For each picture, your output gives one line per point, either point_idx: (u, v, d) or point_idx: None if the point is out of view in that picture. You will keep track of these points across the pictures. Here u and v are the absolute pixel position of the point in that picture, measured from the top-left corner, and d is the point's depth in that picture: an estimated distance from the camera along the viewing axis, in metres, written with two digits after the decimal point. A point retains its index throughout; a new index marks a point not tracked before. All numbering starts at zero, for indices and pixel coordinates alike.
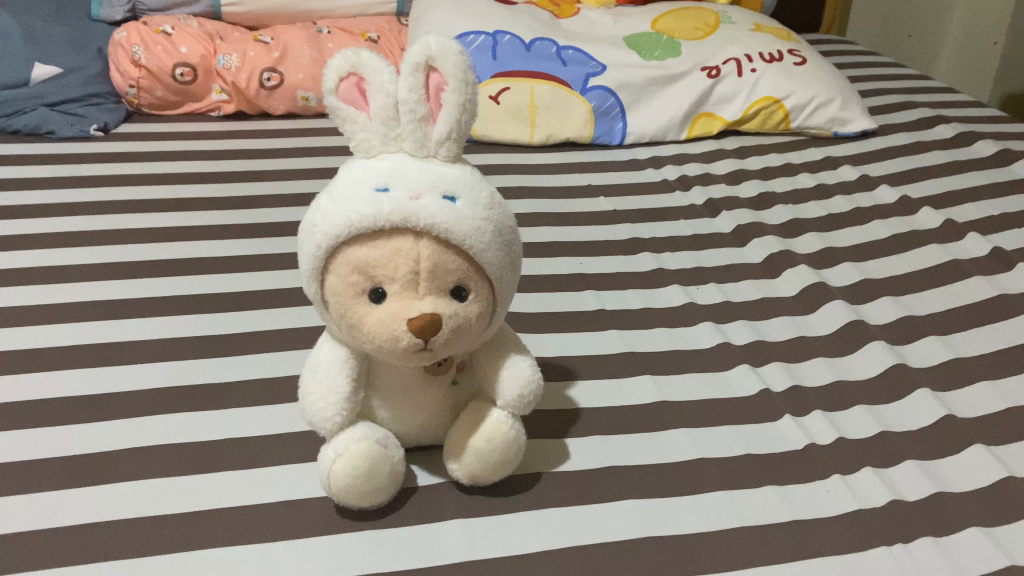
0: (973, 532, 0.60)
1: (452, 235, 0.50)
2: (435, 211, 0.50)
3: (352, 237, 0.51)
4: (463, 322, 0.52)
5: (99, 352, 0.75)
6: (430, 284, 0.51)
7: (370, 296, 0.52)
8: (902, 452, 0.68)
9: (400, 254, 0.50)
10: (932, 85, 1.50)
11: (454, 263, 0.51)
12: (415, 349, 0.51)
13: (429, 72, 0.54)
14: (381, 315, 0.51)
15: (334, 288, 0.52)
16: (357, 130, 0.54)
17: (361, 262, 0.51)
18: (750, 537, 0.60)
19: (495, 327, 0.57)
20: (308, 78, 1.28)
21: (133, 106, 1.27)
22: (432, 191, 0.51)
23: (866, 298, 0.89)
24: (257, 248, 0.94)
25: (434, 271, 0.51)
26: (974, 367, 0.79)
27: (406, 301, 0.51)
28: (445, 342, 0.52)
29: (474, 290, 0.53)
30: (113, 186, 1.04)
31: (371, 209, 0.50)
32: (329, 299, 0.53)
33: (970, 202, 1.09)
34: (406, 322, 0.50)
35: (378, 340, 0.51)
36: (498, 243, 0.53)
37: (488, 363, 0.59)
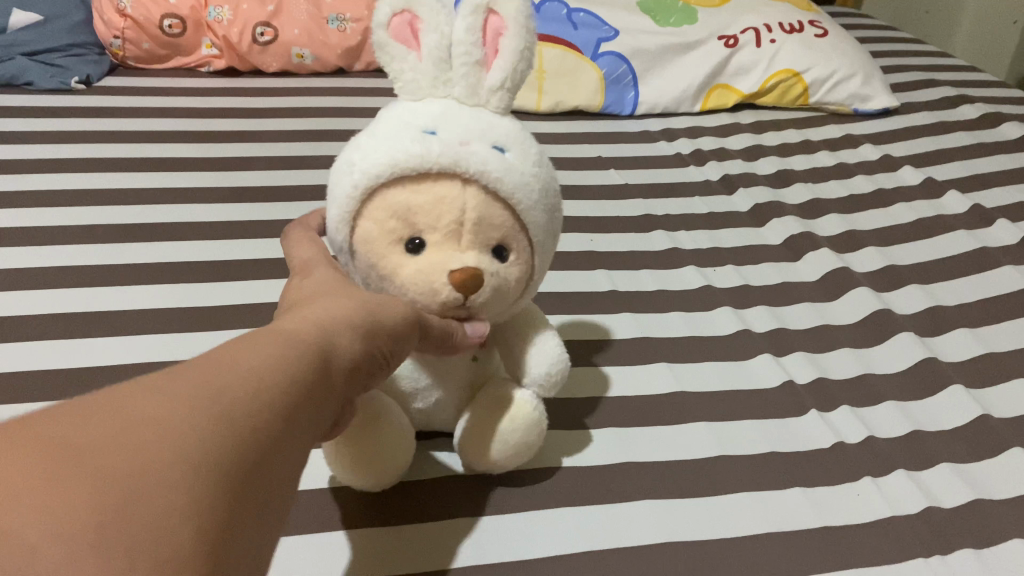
0: (1016, 544, 0.56)
1: (502, 186, 0.45)
2: (487, 157, 0.44)
3: (393, 180, 0.45)
4: (503, 283, 0.47)
5: (71, 323, 0.69)
6: (474, 238, 0.45)
7: (406, 246, 0.46)
8: (935, 453, 0.64)
9: (446, 202, 0.44)
10: (953, 63, 1.44)
11: (500, 218, 0.46)
12: (451, 305, 0.45)
13: (489, 16, 0.49)
14: (417, 266, 0.45)
15: (366, 234, 0.46)
16: (404, 68, 0.48)
17: (403, 207, 0.45)
18: (775, 543, 0.56)
19: (528, 298, 0.52)
20: (304, 34, 1.22)
21: (118, 58, 1.19)
22: (481, 139, 0.46)
23: (891, 286, 0.85)
24: (245, 215, 0.88)
25: (479, 224, 0.45)
26: (1008, 363, 0.74)
27: (448, 253, 0.45)
28: (482, 304, 0.46)
29: (515, 250, 0.47)
30: (95, 143, 0.98)
31: (419, 148, 0.44)
32: (358, 248, 0.47)
33: (997, 187, 1.04)
34: (448, 274, 0.44)
35: (410, 293, 0.45)
36: (545, 204, 0.47)
37: (516, 339, 0.55)
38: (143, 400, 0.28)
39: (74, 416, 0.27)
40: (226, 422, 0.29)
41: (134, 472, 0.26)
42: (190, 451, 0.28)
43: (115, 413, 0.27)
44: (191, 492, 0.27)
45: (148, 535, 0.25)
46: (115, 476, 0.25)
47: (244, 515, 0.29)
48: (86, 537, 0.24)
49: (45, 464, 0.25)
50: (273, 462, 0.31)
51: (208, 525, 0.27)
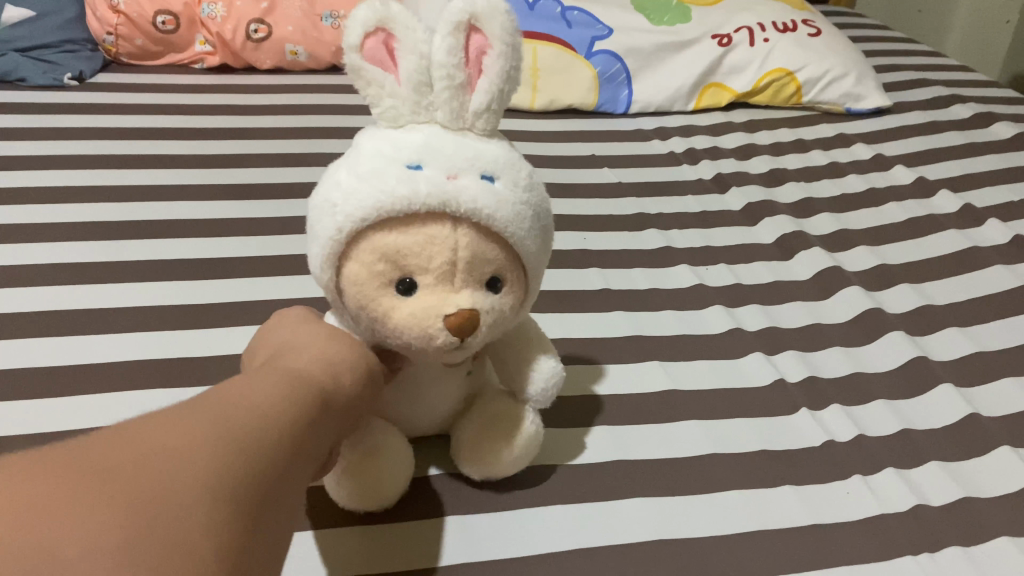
0: (1004, 542, 0.57)
1: (494, 222, 0.45)
2: (478, 195, 0.44)
3: (381, 222, 0.45)
4: (498, 316, 0.47)
5: (64, 321, 0.69)
6: (468, 275, 0.46)
7: (396, 287, 0.45)
8: (925, 451, 0.64)
9: (436, 243, 0.44)
10: (945, 62, 1.45)
11: (492, 253, 0.46)
12: (446, 347, 0.46)
13: (469, 33, 0.48)
14: (411, 309, 0.45)
15: (353, 276, 0.46)
16: (383, 95, 0.48)
17: (391, 249, 0.44)
18: (766, 542, 0.56)
19: (519, 318, 0.51)
20: (298, 31, 1.22)
21: (111, 54, 1.19)
22: (470, 171, 0.46)
23: (883, 285, 0.85)
24: (239, 211, 0.87)
25: (472, 262, 0.45)
26: (998, 363, 0.75)
27: (442, 294, 0.45)
28: (479, 339, 0.47)
29: (508, 281, 0.48)
30: (87, 139, 0.98)
31: (405, 190, 0.43)
32: (346, 288, 0.47)
33: (988, 187, 1.04)
34: (442, 318, 0.44)
35: (405, 337, 0.46)
36: (537, 229, 0.48)
37: (512, 355, 0.55)
38: (163, 433, 0.31)
39: (97, 446, 0.29)
40: (240, 452, 0.32)
41: (158, 494, 0.28)
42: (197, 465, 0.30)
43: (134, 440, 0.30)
44: (210, 510, 0.29)
45: (173, 549, 0.27)
46: (141, 495, 0.28)
47: (259, 539, 0.31)
48: (117, 548, 0.26)
49: (76, 484, 0.27)
50: (284, 491, 0.34)
51: (227, 542, 0.29)
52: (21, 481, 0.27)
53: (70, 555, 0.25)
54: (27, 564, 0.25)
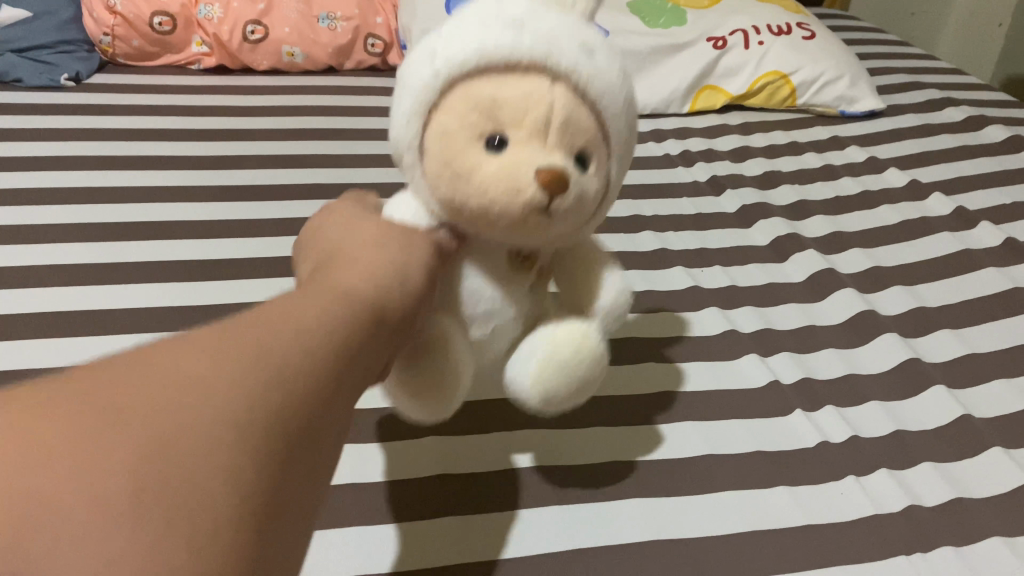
0: (995, 543, 0.57)
1: (591, 86, 0.44)
2: (578, 55, 0.44)
3: (480, 70, 0.44)
4: (586, 194, 0.45)
5: (64, 321, 0.69)
6: (560, 139, 0.44)
7: (486, 143, 0.44)
8: (917, 452, 0.65)
9: (533, 97, 0.43)
10: (938, 66, 1.46)
11: (586, 121, 0.45)
12: (534, 209, 0.43)
13: None
14: (499, 163, 0.43)
15: (442, 127, 0.45)
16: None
17: (486, 99, 0.43)
18: (760, 542, 0.57)
19: (597, 222, 0.50)
20: (294, 32, 1.22)
21: (107, 55, 1.19)
22: (567, 33, 0.45)
23: (876, 287, 0.86)
24: (237, 213, 0.88)
25: (567, 124, 0.44)
26: (990, 365, 0.75)
27: (533, 151, 0.43)
28: (564, 214, 0.44)
29: (597, 160, 0.46)
30: (85, 140, 0.98)
31: (512, 37, 0.43)
32: (432, 143, 0.45)
33: (980, 190, 1.05)
34: (533, 171, 0.42)
35: (490, 194, 0.43)
36: (625, 113, 0.47)
37: (581, 270, 0.54)
38: (193, 364, 0.31)
39: (127, 376, 0.29)
40: (261, 371, 0.32)
41: (169, 429, 0.28)
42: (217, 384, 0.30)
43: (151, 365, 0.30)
44: (233, 448, 0.29)
45: (184, 488, 0.27)
46: (160, 433, 0.28)
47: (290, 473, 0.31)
48: (120, 489, 0.26)
49: (95, 421, 0.27)
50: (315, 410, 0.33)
51: (250, 481, 0.29)
52: (47, 412, 0.27)
53: (80, 503, 0.25)
54: (36, 513, 0.25)
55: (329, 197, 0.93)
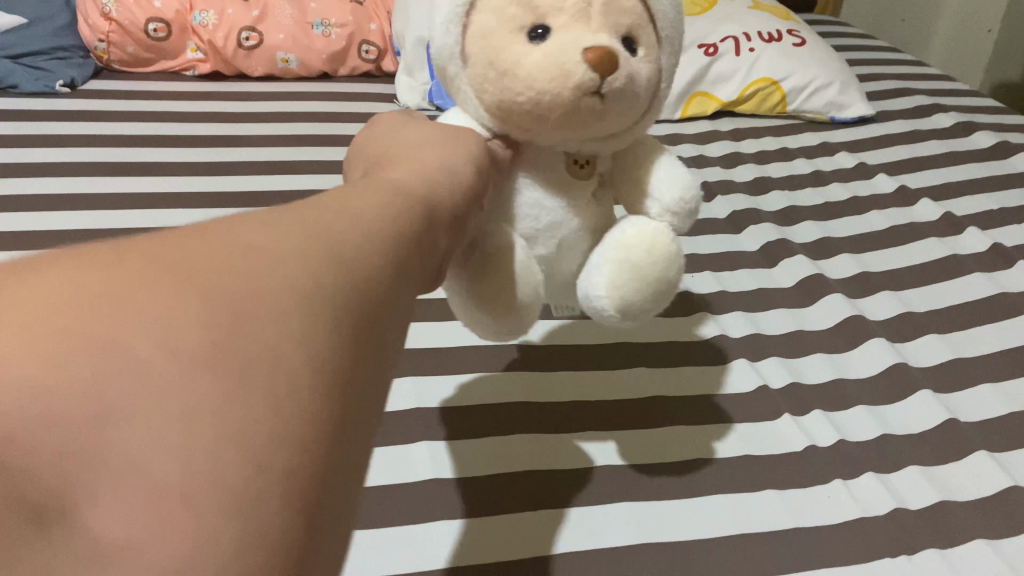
0: (979, 545, 0.58)
1: None
2: None
3: None
4: (637, 73, 0.46)
5: None
6: (604, 21, 0.45)
7: (529, 36, 0.45)
8: (904, 456, 0.66)
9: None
10: (928, 72, 1.47)
11: (628, 3, 0.46)
12: (587, 92, 0.44)
13: None
14: (546, 49, 0.44)
15: (482, 27, 0.46)
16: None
17: None
18: (749, 546, 0.58)
19: (655, 112, 0.51)
20: (289, 39, 1.23)
21: (102, 61, 1.20)
22: None
23: (864, 292, 0.87)
24: (231, 219, 0.88)
25: (608, 5, 0.45)
26: (976, 369, 0.76)
27: (579, 32, 0.44)
28: (617, 95, 0.45)
29: (643, 44, 0.47)
30: (79, 147, 0.98)
31: None
32: (473, 44, 0.46)
33: (968, 195, 1.07)
34: (582, 51, 0.43)
35: (539, 83, 0.44)
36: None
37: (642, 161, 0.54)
38: (248, 235, 0.28)
39: (179, 244, 0.26)
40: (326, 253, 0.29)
41: (234, 297, 0.25)
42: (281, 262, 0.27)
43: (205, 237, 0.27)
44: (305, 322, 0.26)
45: (253, 365, 0.24)
46: (229, 304, 0.25)
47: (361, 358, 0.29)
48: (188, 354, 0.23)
49: (162, 276, 0.24)
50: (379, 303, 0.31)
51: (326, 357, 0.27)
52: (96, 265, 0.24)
53: (157, 359, 0.22)
54: (107, 361, 0.21)
55: None
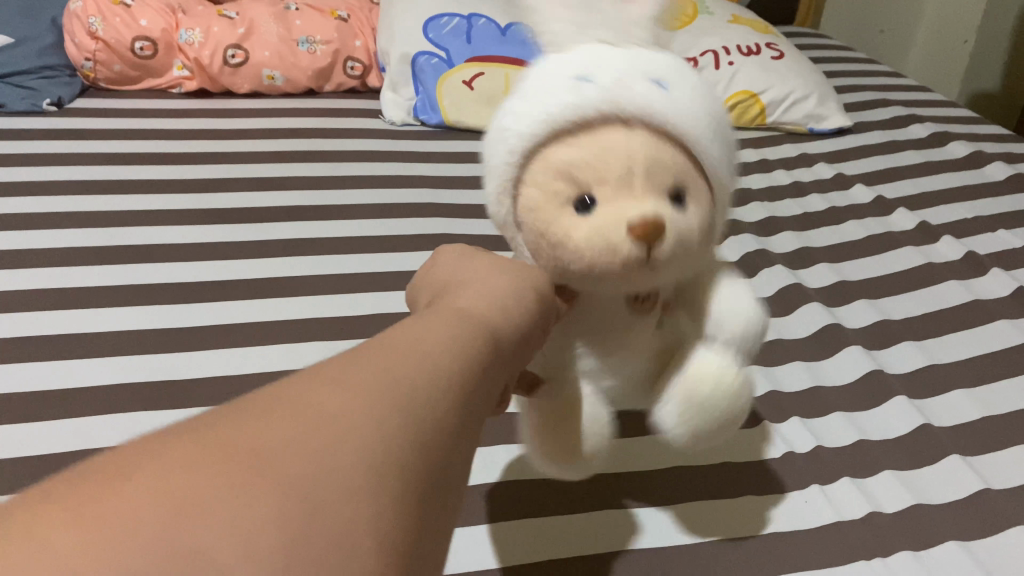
0: (951, 546, 0.60)
1: (668, 122, 0.46)
2: (649, 95, 0.46)
3: (553, 137, 0.46)
4: (685, 233, 0.45)
5: (53, 344, 0.71)
6: (647, 183, 0.44)
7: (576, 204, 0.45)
8: (879, 461, 0.68)
9: (614, 154, 0.44)
10: (904, 83, 1.50)
11: (670, 156, 0.46)
12: (636, 263, 0.44)
13: None
14: (593, 219, 0.44)
15: (531, 201, 0.47)
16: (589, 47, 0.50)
17: (566, 163, 0.45)
18: (727, 551, 0.59)
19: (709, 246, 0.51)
20: (275, 56, 1.24)
21: (89, 79, 1.21)
22: (638, 77, 0.47)
23: (842, 301, 0.88)
24: (221, 234, 0.90)
25: (652, 166, 0.45)
26: (950, 375, 0.78)
27: (622, 200, 0.44)
28: (667, 256, 0.44)
29: (692, 195, 0.47)
30: (68, 165, 0.99)
31: (576, 100, 0.46)
32: (523, 211, 0.47)
33: (944, 204, 1.09)
34: (628, 225, 0.43)
35: (588, 253, 0.44)
36: (717, 140, 0.48)
37: (703, 290, 0.53)
38: (323, 405, 0.29)
39: (269, 420, 0.28)
40: (404, 420, 0.31)
41: (314, 483, 0.27)
42: (362, 438, 0.29)
43: (295, 406, 0.29)
44: (368, 510, 0.27)
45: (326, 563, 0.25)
46: (308, 492, 0.26)
47: (419, 537, 0.30)
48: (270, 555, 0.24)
49: (249, 472, 0.26)
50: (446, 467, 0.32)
51: (386, 547, 0.28)
52: (191, 466, 0.25)
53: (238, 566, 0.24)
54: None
55: (311, 219, 0.94)
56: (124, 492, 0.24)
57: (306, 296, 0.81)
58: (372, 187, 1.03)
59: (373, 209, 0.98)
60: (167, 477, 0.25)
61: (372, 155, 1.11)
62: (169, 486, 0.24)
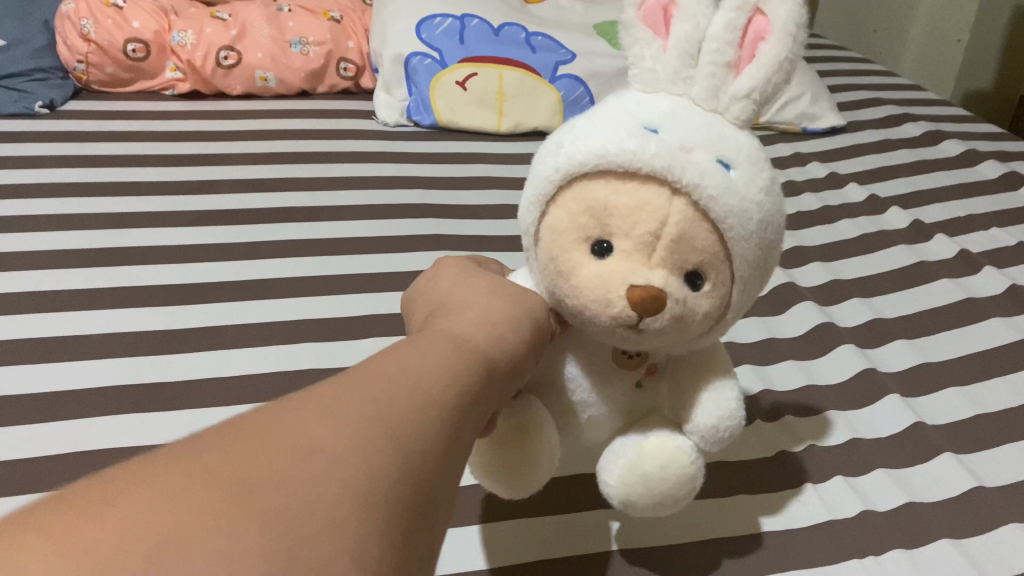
0: (944, 544, 0.60)
1: (713, 206, 0.41)
2: (704, 171, 0.41)
3: (601, 172, 0.43)
4: (688, 313, 0.42)
5: (44, 346, 0.71)
6: (667, 256, 0.42)
7: (593, 245, 0.43)
8: (872, 460, 0.67)
9: (649, 208, 0.41)
10: (898, 82, 1.50)
11: (704, 241, 0.42)
12: (623, 324, 0.42)
13: (752, 16, 0.46)
14: (596, 270, 0.42)
15: (555, 222, 0.44)
16: (646, 56, 0.47)
17: (603, 203, 0.42)
18: (720, 550, 0.59)
19: (717, 334, 0.47)
20: (267, 58, 1.24)
21: (82, 81, 1.20)
22: (707, 149, 0.43)
23: (835, 300, 0.88)
24: (214, 236, 0.89)
25: (678, 241, 0.41)
26: (943, 373, 0.78)
27: (634, 264, 0.42)
28: (659, 329, 0.42)
29: (712, 281, 0.43)
30: (60, 168, 0.99)
31: (634, 144, 0.41)
32: (545, 235, 0.45)
33: (937, 203, 1.09)
34: (627, 286, 0.41)
35: (584, 297, 0.42)
36: (760, 240, 0.43)
37: (696, 372, 0.49)
38: (302, 435, 0.29)
39: (250, 453, 0.28)
40: (387, 450, 0.30)
41: (296, 516, 0.26)
42: (344, 469, 0.28)
43: (277, 437, 0.29)
44: (354, 539, 0.27)
45: None
46: (290, 525, 0.26)
47: (407, 563, 0.29)
48: None
49: (231, 506, 0.25)
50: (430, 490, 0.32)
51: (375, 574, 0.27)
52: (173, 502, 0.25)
53: None
54: None
55: (303, 219, 0.94)
56: (103, 524, 0.24)
57: (298, 297, 0.81)
58: (365, 187, 1.03)
59: (368, 209, 0.98)
60: (149, 508, 0.25)
61: (365, 155, 1.11)
62: (145, 515, 0.24)
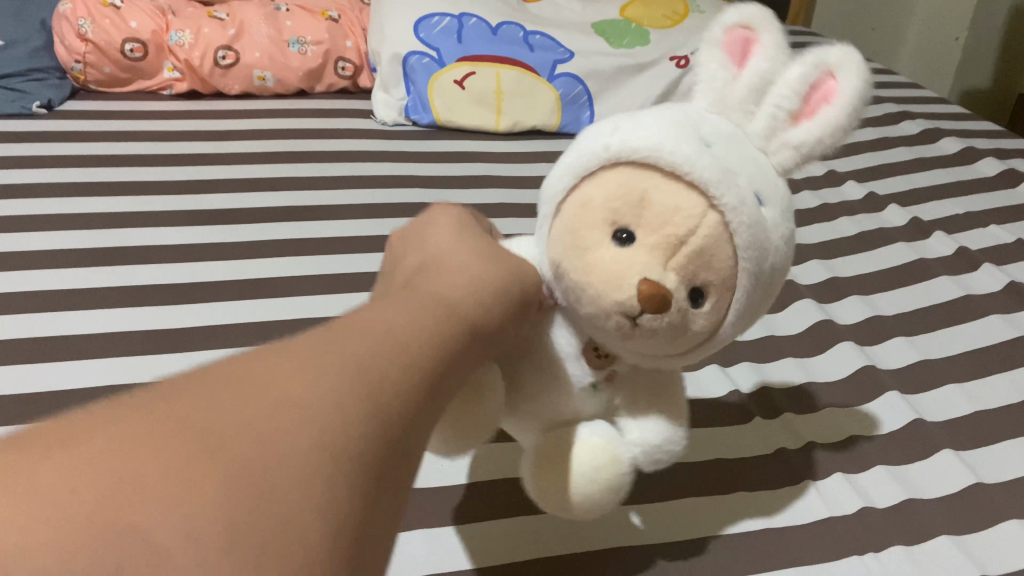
0: (943, 540, 0.60)
1: (741, 235, 0.42)
2: (744, 202, 0.42)
3: (649, 166, 0.42)
4: (682, 325, 0.42)
5: (44, 345, 0.71)
6: (686, 264, 0.41)
7: (619, 232, 0.42)
8: (871, 457, 0.67)
9: (683, 212, 0.41)
10: (896, 80, 1.50)
11: (722, 263, 0.42)
12: (622, 313, 0.41)
13: (824, 78, 0.49)
14: (618, 254, 0.41)
15: (587, 195, 0.43)
16: (718, 80, 0.49)
17: (644, 194, 0.42)
18: (717, 548, 0.59)
19: (698, 355, 0.47)
20: (265, 57, 1.24)
21: (79, 81, 1.20)
22: (748, 178, 0.43)
23: (834, 297, 0.88)
24: (214, 235, 0.89)
25: (700, 255, 0.41)
26: (943, 369, 0.78)
27: (654, 260, 0.41)
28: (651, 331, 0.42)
29: (715, 305, 0.43)
30: (58, 167, 0.99)
31: (687, 150, 0.41)
32: (572, 207, 0.44)
33: (936, 200, 1.09)
34: (642, 279, 0.40)
35: (594, 277, 0.41)
36: (762, 276, 0.44)
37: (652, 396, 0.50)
38: (279, 388, 0.29)
39: (220, 404, 0.28)
40: (362, 406, 0.30)
41: (261, 471, 0.26)
42: (315, 423, 0.29)
43: (251, 389, 0.29)
44: (319, 497, 0.27)
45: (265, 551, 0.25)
46: (253, 478, 0.26)
47: (373, 517, 0.30)
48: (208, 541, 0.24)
49: (194, 458, 0.26)
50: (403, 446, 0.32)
51: (340, 534, 0.28)
52: (138, 447, 0.25)
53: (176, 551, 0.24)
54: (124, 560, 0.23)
55: (303, 219, 0.94)
56: (64, 464, 0.24)
57: (297, 296, 0.81)
58: (364, 186, 1.02)
59: (367, 208, 0.97)
60: (111, 451, 0.25)
61: (364, 155, 1.11)
62: (105, 459, 0.25)
